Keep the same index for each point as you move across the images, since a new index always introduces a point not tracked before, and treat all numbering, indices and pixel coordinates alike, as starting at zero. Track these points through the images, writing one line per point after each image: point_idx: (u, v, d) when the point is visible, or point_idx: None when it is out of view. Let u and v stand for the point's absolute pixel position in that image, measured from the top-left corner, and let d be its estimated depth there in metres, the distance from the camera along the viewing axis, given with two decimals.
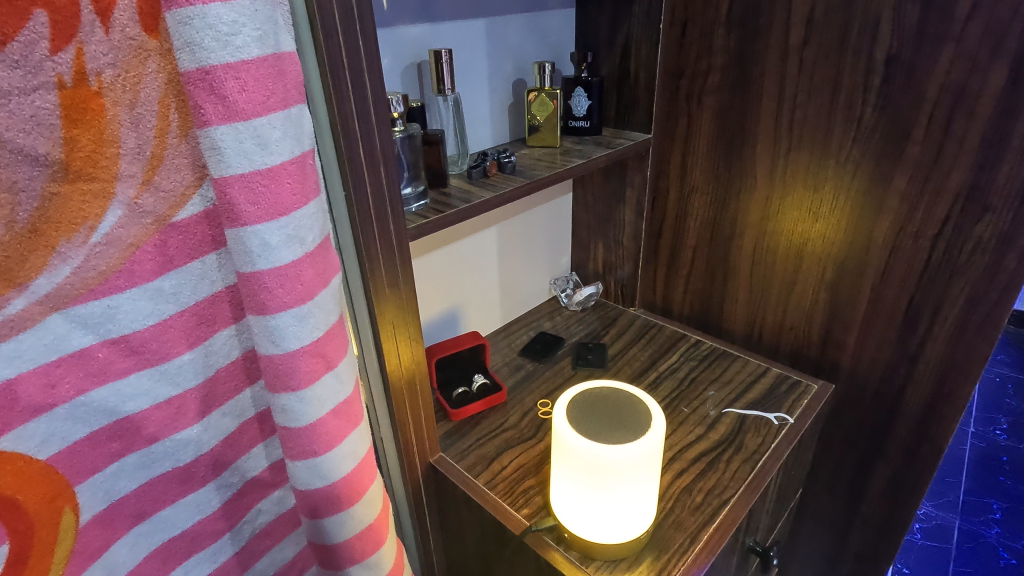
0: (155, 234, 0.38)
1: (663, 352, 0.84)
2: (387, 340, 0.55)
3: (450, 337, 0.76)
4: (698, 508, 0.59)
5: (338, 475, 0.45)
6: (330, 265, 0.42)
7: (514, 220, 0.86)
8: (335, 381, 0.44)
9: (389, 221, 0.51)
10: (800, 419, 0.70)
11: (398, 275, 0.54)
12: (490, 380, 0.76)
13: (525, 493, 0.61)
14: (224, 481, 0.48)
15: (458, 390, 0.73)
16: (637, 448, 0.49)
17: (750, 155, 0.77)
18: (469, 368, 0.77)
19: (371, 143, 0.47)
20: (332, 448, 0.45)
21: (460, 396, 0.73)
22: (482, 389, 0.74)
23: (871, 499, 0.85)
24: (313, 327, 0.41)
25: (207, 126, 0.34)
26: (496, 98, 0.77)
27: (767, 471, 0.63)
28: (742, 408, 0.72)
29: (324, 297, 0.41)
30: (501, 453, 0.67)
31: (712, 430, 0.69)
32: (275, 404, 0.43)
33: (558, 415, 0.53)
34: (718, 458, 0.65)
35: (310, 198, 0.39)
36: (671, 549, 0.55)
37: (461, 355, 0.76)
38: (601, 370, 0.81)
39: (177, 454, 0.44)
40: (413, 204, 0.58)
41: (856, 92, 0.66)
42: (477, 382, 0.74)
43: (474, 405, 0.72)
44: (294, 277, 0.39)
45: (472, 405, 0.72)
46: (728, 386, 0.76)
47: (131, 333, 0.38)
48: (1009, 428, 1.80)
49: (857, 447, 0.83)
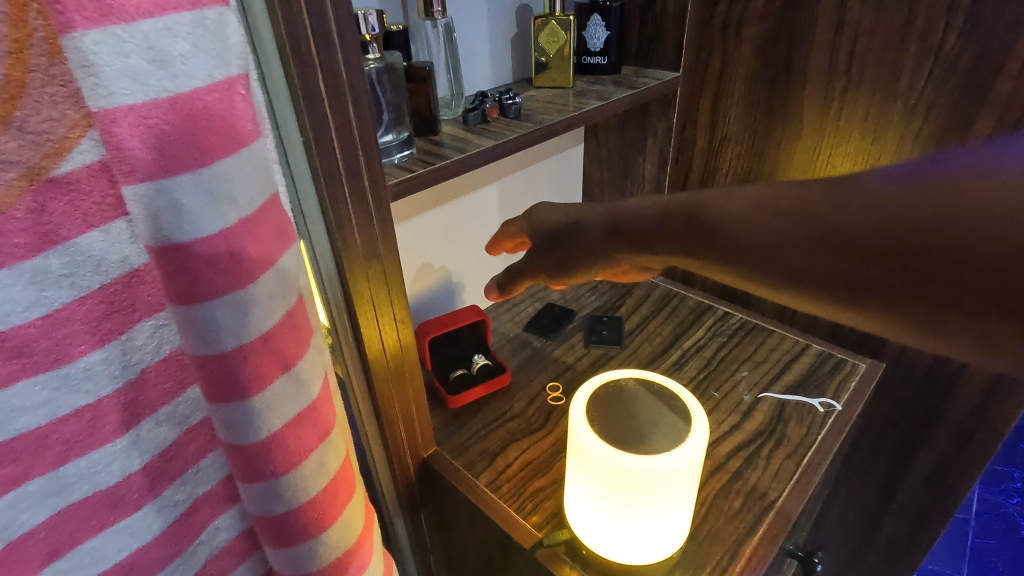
0: (28, 194, 0.27)
1: (687, 326, 0.74)
2: (366, 322, 0.45)
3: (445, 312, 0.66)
4: (738, 515, 0.50)
5: (303, 499, 0.37)
6: (281, 234, 0.32)
7: (518, 175, 0.75)
8: (293, 384, 0.34)
9: (364, 178, 0.40)
10: (849, 406, 0.61)
11: (378, 244, 0.43)
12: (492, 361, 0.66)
13: (534, 497, 0.53)
14: (166, 501, 0.39)
15: (455, 374, 0.64)
16: (676, 460, 0.40)
17: (796, 96, 0.65)
18: (467, 348, 0.67)
19: (334, 73, 0.35)
20: (294, 468, 0.35)
21: (456, 381, 0.64)
22: (483, 372, 0.65)
23: (911, 486, 0.78)
24: (257, 318, 0.31)
25: (71, 31, 0.23)
26: (497, 28, 0.65)
27: (814, 469, 0.54)
28: (781, 393, 0.63)
29: (272, 278, 0.31)
30: (506, 448, 0.58)
31: (748, 418, 0.60)
32: (216, 417, 0.33)
33: (575, 411, 0.44)
34: (756, 454, 0.56)
35: (245, 143, 0.28)
36: (708, 568, 0.46)
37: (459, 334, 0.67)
38: (617, 348, 0.71)
39: (98, 476, 0.35)
40: (395, 154, 0.47)
41: (937, 15, 0.54)
42: (477, 364, 0.65)
43: (472, 391, 0.63)
44: (225, 252, 0.28)
45: (469, 391, 0.63)
46: (763, 366, 0.67)
47: (10, 330, 0.28)
48: None
49: (900, 430, 0.75)
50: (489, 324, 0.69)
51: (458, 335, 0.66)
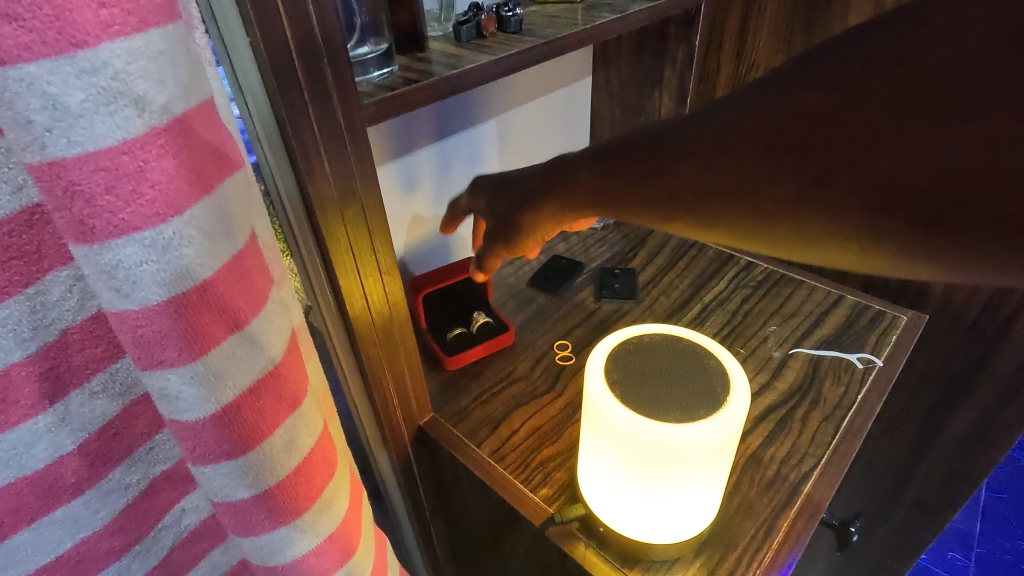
0: None
1: (707, 278, 0.68)
2: (344, 272, 0.39)
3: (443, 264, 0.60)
4: (773, 485, 0.45)
5: (272, 480, 0.31)
6: (214, 153, 0.24)
7: (518, 111, 0.67)
8: (247, 347, 0.27)
9: (333, 94, 0.32)
10: (890, 362, 0.55)
11: (354, 180, 0.36)
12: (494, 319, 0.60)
13: (543, 468, 0.47)
14: (115, 484, 0.33)
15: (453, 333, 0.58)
16: (716, 430, 0.33)
17: (840, 10, 0.57)
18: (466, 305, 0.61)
19: None
20: (254, 447, 0.29)
21: (452, 341, 0.58)
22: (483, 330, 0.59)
23: (943, 445, 0.72)
24: (189, 263, 0.24)
25: None
26: None
27: (855, 433, 0.49)
28: (814, 348, 0.57)
29: (207, 211, 0.24)
30: (511, 413, 0.52)
31: (778, 376, 0.54)
32: (152, 388, 0.26)
33: (592, 373, 0.37)
34: (790, 416, 0.50)
35: (153, 24, 0.21)
36: (741, 545, 0.41)
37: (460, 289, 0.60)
38: (631, 302, 0.65)
39: (21, 459, 0.29)
40: (373, 72, 0.39)
41: None
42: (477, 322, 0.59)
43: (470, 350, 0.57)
44: (134, 173, 0.21)
45: (466, 351, 0.56)
46: (793, 320, 0.61)
47: None
48: None
49: (937, 385, 0.69)
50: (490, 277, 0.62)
51: (455, 290, 0.59)
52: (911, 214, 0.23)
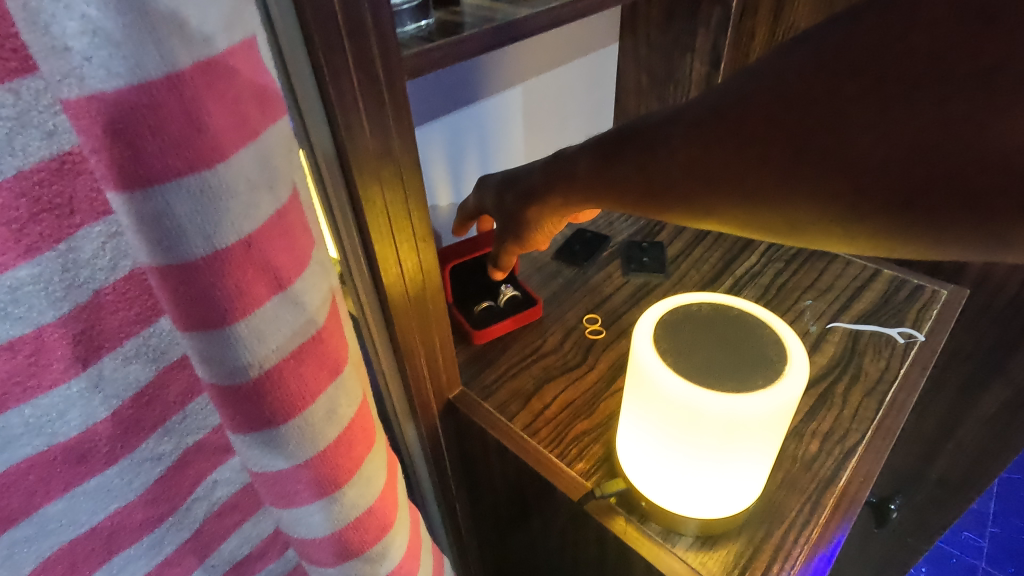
0: None
1: (738, 251, 0.66)
2: (379, 237, 0.37)
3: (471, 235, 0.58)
4: (817, 460, 0.43)
5: (314, 450, 0.30)
6: (258, 96, 0.23)
7: (544, 77, 0.65)
8: (290, 309, 0.26)
9: (372, 42, 0.30)
10: (932, 338, 0.53)
11: (392, 139, 0.34)
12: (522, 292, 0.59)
13: (578, 443, 0.46)
14: (149, 454, 0.32)
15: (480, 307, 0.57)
16: (774, 399, 0.32)
17: None
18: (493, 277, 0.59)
19: None
20: (296, 415, 0.28)
21: (479, 315, 0.56)
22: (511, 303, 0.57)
23: (975, 424, 0.71)
24: (234, 213, 0.22)
25: None
26: None
27: (899, 408, 0.47)
28: (852, 323, 0.55)
29: (251, 158, 0.22)
30: (542, 387, 0.51)
31: (817, 351, 0.52)
32: (194, 351, 0.25)
33: (640, 341, 0.36)
34: (831, 390, 0.49)
35: None
36: (786, 520, 0.40)
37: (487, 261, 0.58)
38: (660, 276, 0.63)
39: (54, 426, 0.27)
40: (408, 25, 0.37)
41: None
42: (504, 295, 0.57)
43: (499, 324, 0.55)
44: (178, 111, 0.20)
45: (493, 325, 0.55)
46: (829, 294, 0.59)
47: None
48: None
49: (973, 362, 0.68)
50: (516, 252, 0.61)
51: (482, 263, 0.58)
52: (890, 198, 0.23)
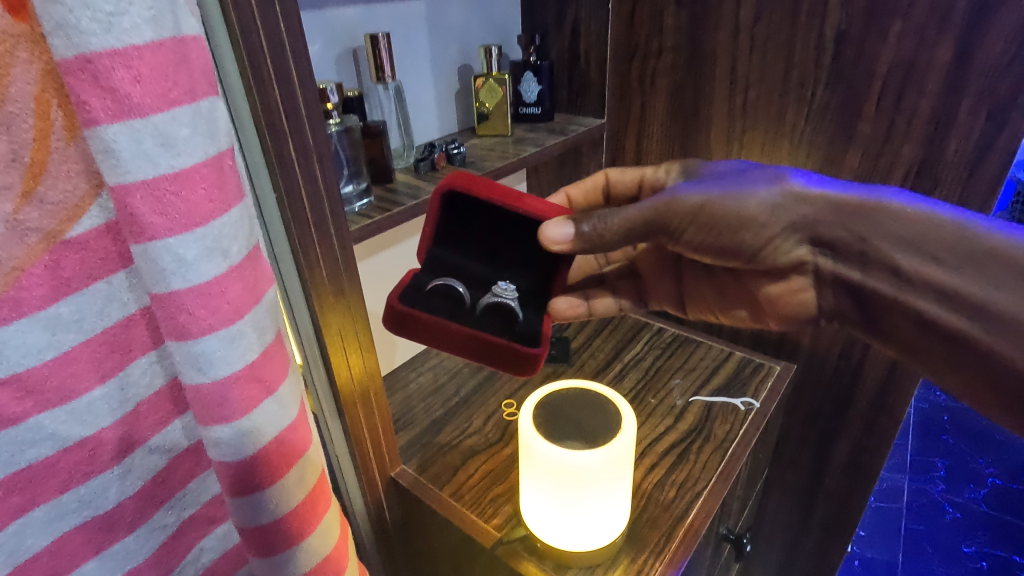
0: (45, 254, 0.32)
1: (626, 343, 0.82)
2: (334, 352, 0.50)
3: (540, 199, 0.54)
4: (673, 503, 0.58)
5: (285, 509, 0.41)
6: (261, 277, 0.37)
7: None
8: (277, 408, 0.39)
9: (330, 224, 0.46)
10: (765, 403, 0.70)
11: (343, 282, 0.49)
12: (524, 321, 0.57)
13: (494, 503, 0.59)
14: (157, 523, 0.43)
15: (458, 286, 0.55)
16: (610, 451, 0.47)
17: (705, 135, 0.75)
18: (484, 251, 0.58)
19: (302, 138, 0.41)
20: (277, 480, 0.40)
21: (438, 287, 0.56)
22: (501, 310, 0.55)
23: (833, 473, 0.87)
24: (245, 349, 0.36)
25: (96, 124, 0.29)
26: (442, 83, 0.71)
27: (737, 459, 0.62)
28: (708, 395, 0.71)
29: (257, 314, 0.37)
30: (467, 461, 0.64)
31: (680, 419, 0.68)
32: (207, 437, 0.38)
33: (523, 420, 0.50)
34: (688, 450, 0.64)
35: (232, 204, 0.34)
36: (648, 550, 0.53)
37: (504, 214, 0.55)
38: (565, 365, 0.78)
39: (96, 501, 0.39)
40: (355, 203, 0.53)
41: (807, 70, 0.65)
42: (501, 300, 0.55)
43: (457, 343, 0.54)
44: (218, 295, 0.34)
45: (458, 331, 0.53)
46: (693, 374, 0.75)
47: (24, 372, 0.33)
48: None
49: (819, 423, 0.84)
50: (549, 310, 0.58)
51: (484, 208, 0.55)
52: None
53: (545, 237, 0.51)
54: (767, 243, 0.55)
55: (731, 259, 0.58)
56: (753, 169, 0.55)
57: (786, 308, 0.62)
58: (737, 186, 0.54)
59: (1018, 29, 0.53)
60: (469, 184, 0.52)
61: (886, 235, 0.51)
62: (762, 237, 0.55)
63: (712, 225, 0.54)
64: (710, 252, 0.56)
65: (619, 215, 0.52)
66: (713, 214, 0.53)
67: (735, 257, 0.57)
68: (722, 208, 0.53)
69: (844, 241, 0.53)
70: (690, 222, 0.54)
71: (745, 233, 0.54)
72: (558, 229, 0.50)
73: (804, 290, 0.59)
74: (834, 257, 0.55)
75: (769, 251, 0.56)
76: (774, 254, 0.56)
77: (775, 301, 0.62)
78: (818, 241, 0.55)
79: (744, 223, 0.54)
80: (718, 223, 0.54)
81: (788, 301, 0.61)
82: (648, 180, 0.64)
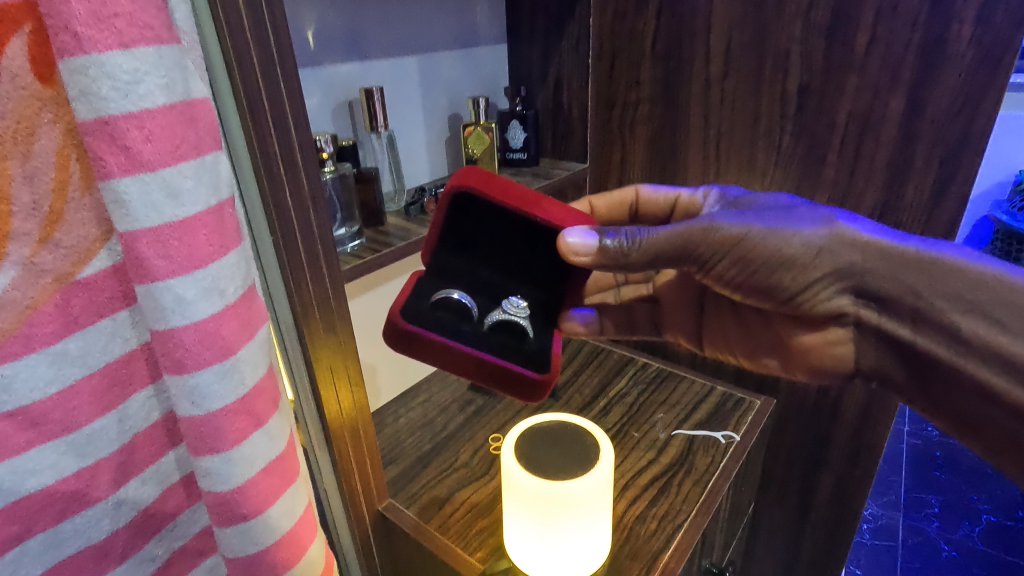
0: (56, 294, 0.35)
1: (611, 378, 0.84)
2: (324, 386, 0.52)
3: (562, 204, 0.54)
4: (654, 535, 0.59)
5: (272, 539, 0.43)
6: (255, 315, 0.40)
7: None
8: (266, 439, 0.41)
9: (323, 265, 0.49)
10: (745, 437, 0.72)
11: (334, 319, 0.51)
12: (535, 341, 0.56)
13: (480, 535, 0.60)
14: (147, 554, 0.44)
15: (460, 297, 0.53)
16: (588, 481, 0.49)
17: (682, 179, 0.79)
18: (490, 259, 0.57)
19: (298, 186, 0.44)
20: (265, 510, 0.42)
21: (440, 301, 0.53)
22: (509, 327, 0.54)
23: (819, 508, 0.88)
24: (237, 383, 0.38)
25: (110, 178, 0.32)
26: (433, 131, 0.76)
27: (717, 491, 0.64)
28: (690, 429, 0.73)
29: (250, 349, 0.39)
30: (453, 495, 0.65)
31: (663, 452, 0.69)
32: (199, 467, 0.40)
33: (505, 452, 0.52)
34: (669, 483, 0.65)
35: (230, 247, 0.37)
36: None
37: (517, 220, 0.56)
38: (551, 400, 0.80)
39: (89, 531, 0.40)
40: (347, 245, 0.57)
41: (774, 120, 0.70)
42: (512, 319, 0.54)
43: (453, 357, 0.51)
44: (214, 332, 0.37)
45: (459, 353, 0.51)
46: (676, 408, 0.77)
47: (30, 404, 0.35)
48: None
49: (802, 456, 0.86)
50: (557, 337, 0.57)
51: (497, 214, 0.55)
52: None
53: (566, 249, 0.51)
54: (805, 287, 0.56)
55: (766, 298, 0.58)
56: (805, 210, 0.56)
57: (819, 361, 0.62)
58: (787, 226, 0.54)
59: (962, 85, 0.58)
60: (484, 185, 0.52)
61: (941, 294, 0.51)
62: (802, 280, 0.55)
63: (752, 264, 0.55)
64: (750, 290, 0.57)
65: (650, 238, 0.52)
66: (760, 256, 0.54)
67: (771, 296, 0.58)
68: (770, 251, 0.54)
69: (894, 295, 0.54)
70: (730, 260, 0.55)
71: (786, 273, 0.55)
72: (576, 240, 0.50)
73: (841, 344, 0.60)
74: (875, 307, 0.55)
75: (807, 296, 0.57)
76: (812, 298, 0.57)
77: (808, 352, 0.63)
78: (862, 292, 0.55)
79: (788, 265, 0.55)
80: (760, 261, 0.55)
81: (822, 353, 0.62)
82: (682, 201, 0.67)
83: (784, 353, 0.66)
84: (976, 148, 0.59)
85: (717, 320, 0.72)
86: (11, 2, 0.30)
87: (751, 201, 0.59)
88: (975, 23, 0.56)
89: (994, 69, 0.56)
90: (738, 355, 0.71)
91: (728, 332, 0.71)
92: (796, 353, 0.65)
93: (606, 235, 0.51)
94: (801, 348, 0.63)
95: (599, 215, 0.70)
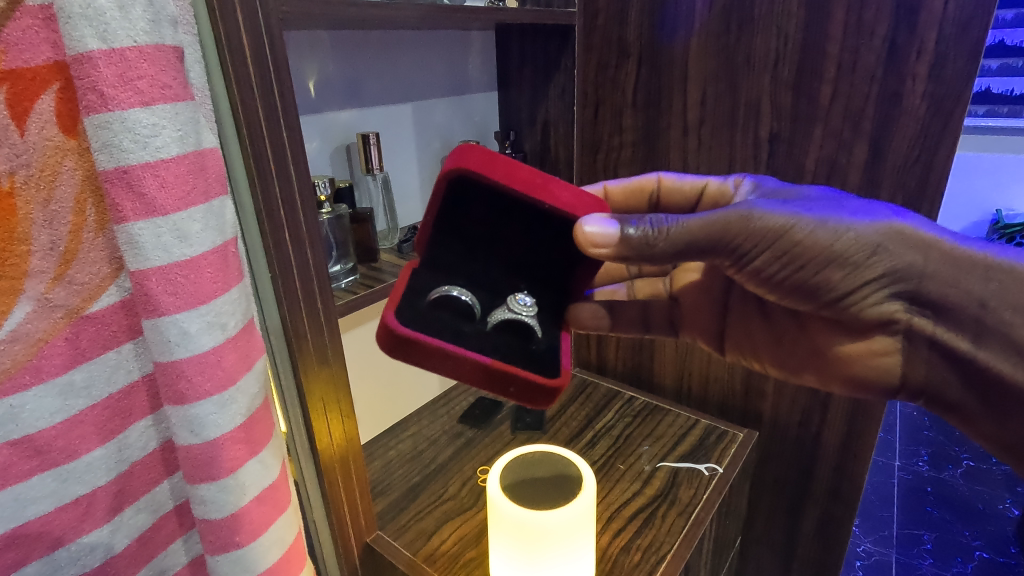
0: (66, 327, 0.37)
1: (598, 411, 0.86)
2: (317, 418, 0.54)
3: (570, 189, 0.55)
4: (637, 567, 0.60)
5: (262, 567, 0.44)
6: (253, 349, 0.42)
7: None
8: (259, 467, 0.43)
9: (318, 301, 0.51)
10: (728, 469, 0.73)
11: (328, 353, 0.53)
12: (543, 339, 0.55)
13: (466, 568, 0.61)
14: None
15: (460, 295, 0.52)
16: (571, 511, 0.50)
17: None
18: (493, 258, 0.57)
19: (297, 227, 0.47)
20: (257, 538, 0.43)
21: (441, 299, 0.52)
22: (516, 326, 0.53)
23: (805, 541, 0.88)
24: (234, 413, 0.40)
25: (125, 222, 0.35)
26: (425, 171, 0.80)
27: (699, 522, 0.65)
28: (675, 461, 0.75)
29: (248, 380, 0.41)
30: (441, 526, 0.66)
31: (647, 484, 0.71)
32: (194, 495, 0.41)
33: (491, 483, 0.54)
34: (653, 514, 0.66)
35: (232, 284, 0.40)
36: None
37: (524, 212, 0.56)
38: (539, 432, 0.82)
39: (83, 559, 0.41)
40: (342, 280, 0.60)
41: (748, 164, 0.74)
42: (518, 317, 0.53)
43: (454, 360, 0.48)
44: (215, 363, 0.39)
45: (470, 359, 0.48)
46: (661, 441, 0.79)
47: (36, 433, 0.37)
48: (963, 473, 1.82)
49: (787, 490, 0.87)
50: (566, 340, 0.57)
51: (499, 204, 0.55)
52: None
53: (585, 238, 0.50)
54: (856, 288, 0.53)
55: (808, 299, 0.55)
56: (858, 204, 0.53)
57: (864, 371, 0.59)
58: (840, 219, 0.51)
59: (918, 135, 0.62)
60: (487, 168, 0.53)
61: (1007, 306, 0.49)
62: (852, 281, 0.52)
63: (798, 261, 0.52)
64: (794, 289, 0.54)
65: (680, 226, 0.50)
66: (812, 254, 0.51)
67: (814, 298, 0.55)
68: (823, 248, 0.51)
69: (956, 304, 0.51)
70: (773, 252, 0.52)
71: (837, 271, 0.52)
72: (595, 230, 0.49)
73: (887, 354, 0.57)
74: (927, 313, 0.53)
75: (855, 299, 0.53)
76: (861, 301, 0.53)
77: (851, 362, 0.60)
78: (915, 298, 0.52)
79: (842, 263, 0.51)
80: (808, 257, 0.51)
81: (865, 363, 0.59)
82: (709, 190, 0.67)
83: (820, 362, 0.63)
84: (934, 193, 0.63)
85: (742, 326, 0.70)
86: (43, 63, 0.33)
87: (790, 192, 0.57)
88: (926, 79, 0.60)
89: (945, 121, 0.61)
90: (766, 362, 0.69)
91: (754, 337, 0.69)
92: (834, 364, 0.62)
93: (629, 224, 0.49)
94: (842, 358, 0.61)
95: (617, 200, 0.69)
